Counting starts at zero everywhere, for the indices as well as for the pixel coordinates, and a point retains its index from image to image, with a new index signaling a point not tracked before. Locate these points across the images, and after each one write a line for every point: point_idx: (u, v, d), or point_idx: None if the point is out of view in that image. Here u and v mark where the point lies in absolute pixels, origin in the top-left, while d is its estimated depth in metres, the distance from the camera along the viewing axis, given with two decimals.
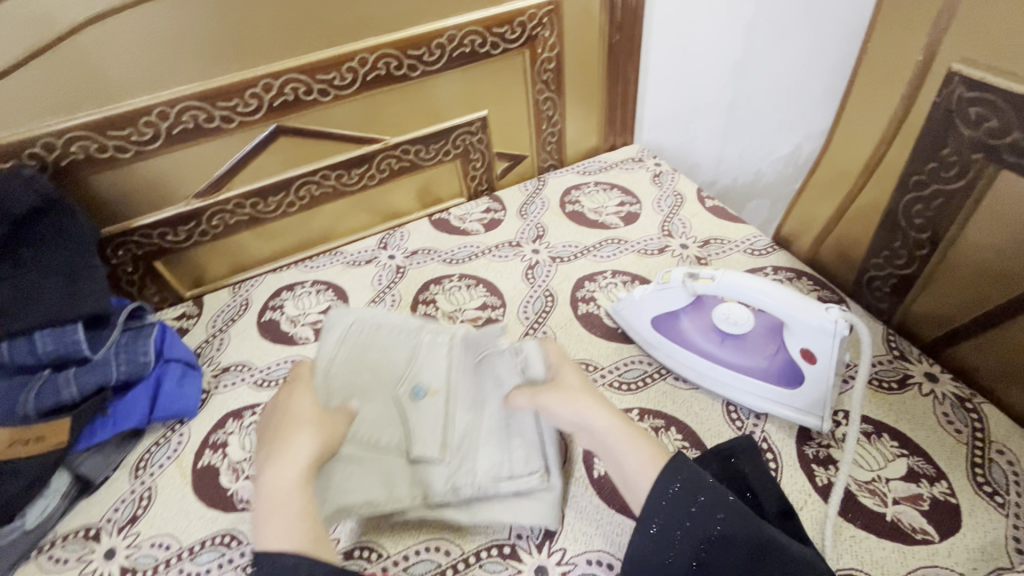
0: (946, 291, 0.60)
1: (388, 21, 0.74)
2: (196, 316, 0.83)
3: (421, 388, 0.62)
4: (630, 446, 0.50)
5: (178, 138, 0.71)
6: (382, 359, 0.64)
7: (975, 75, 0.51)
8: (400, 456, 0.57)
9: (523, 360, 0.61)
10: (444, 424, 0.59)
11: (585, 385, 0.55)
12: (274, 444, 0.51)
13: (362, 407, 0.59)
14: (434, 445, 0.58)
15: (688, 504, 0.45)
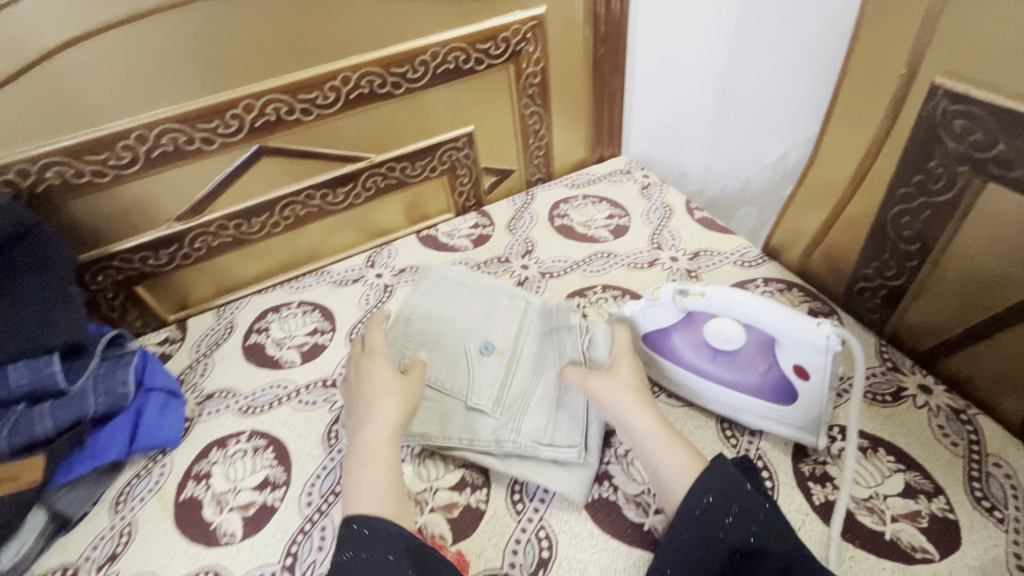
0: (935, 304, 0.59)
1: (370, 39, 0.73)
2: (180, 340, 0.81)
3: (490, 345, 0.66)
4: (664, 453, 0.51)
5: (158, 162, 0.70)
6: (463, 314, 0.70)
7: (959, 88, 0.49)
8: (458, 401, 0.62)
9: (590, 339, 0.64)
10: (502, 380, 0.63)
11: (636, 381, 0.56)
12: (370, 397, 0.57)
13: (433, 354, 0.66)
14: (489, 398, 0.61)
15: (721, 516, 0.46)
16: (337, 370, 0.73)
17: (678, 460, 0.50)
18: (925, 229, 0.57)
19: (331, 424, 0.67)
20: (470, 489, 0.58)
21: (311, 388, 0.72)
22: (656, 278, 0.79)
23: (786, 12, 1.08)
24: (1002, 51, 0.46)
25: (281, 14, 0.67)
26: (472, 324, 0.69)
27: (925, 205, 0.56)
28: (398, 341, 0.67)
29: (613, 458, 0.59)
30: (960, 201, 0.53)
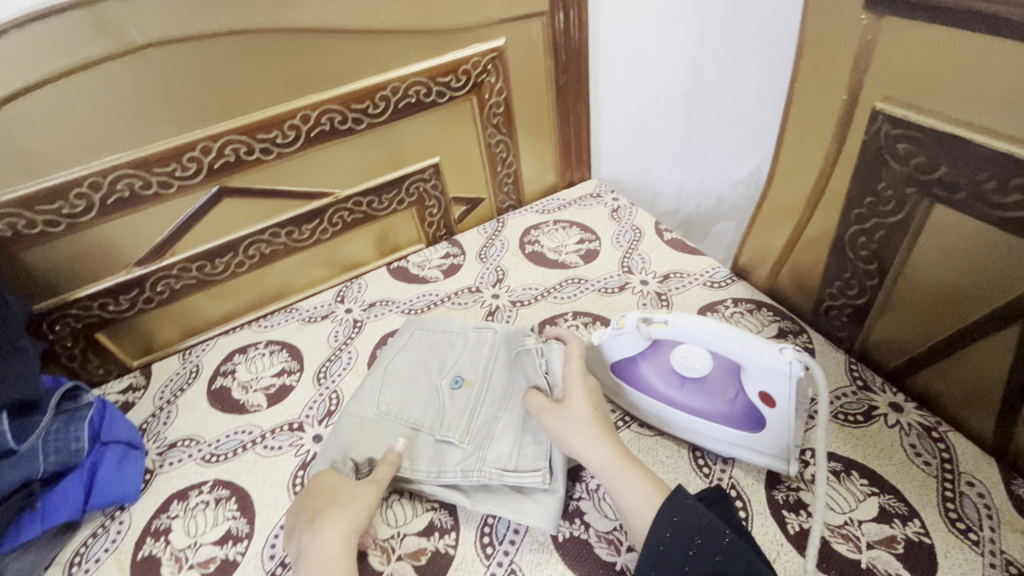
0: (898, 322, 0.59)
1: (327, 77, 0.73)
2: (144, 387, 0.79)
3: (459, 378, 0.65)
4: (624, 484, 0.50)
5: (114, 208, 0.69)
6: (436, 351, 0.70)
7: (898, 113, 0.50)
8: (425, 432, 0.61)
9: (546, 363, 0.62)
10: (471, 411, 0.62)
11: (591, 411, 0.55)
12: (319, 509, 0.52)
13: (405, 391, 0.66)
14: (457, 428, 0.60)
15: (684, 548, 0.45)
16: (304, 412, 0.71)
17: (640, 492, 0.50)
18: (881, 249, 0.57)
19: (297, 470, 0.65)
20: (439, 534, 0.56)
21: (276, 432, 0.70)
22: (626, 302, 0.79)
23: (746, 34, 1.10)
24: (938, 74, 0.46)
25: (235, 57, 0.67)
26: (444, 361, 0.68)
27: (879, 226, 0.56)
28: (366, 406, 0.65)
29: (585, 493, 0.58)
30: (912, 221, 0.53)
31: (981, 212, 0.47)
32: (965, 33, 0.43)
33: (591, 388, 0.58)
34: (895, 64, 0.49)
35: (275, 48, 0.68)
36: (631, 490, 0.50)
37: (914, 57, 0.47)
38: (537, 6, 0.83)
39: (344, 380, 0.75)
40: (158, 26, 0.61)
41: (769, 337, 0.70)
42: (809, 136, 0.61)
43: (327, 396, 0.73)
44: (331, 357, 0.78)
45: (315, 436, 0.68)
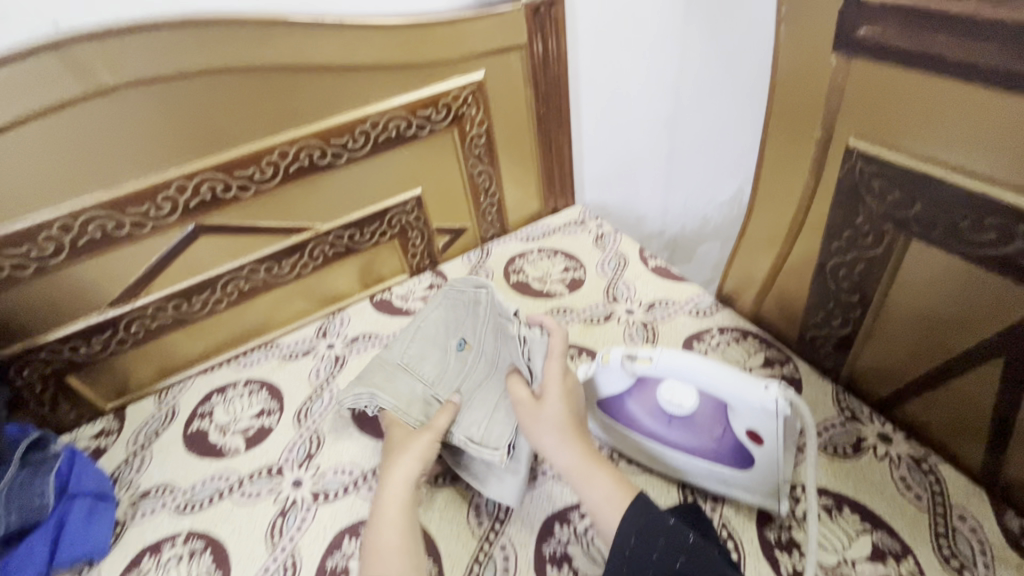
0: (882, 350, 0.59)
1: (304, 113, 0.73)
2: (117, 431, 0.76)
3: (462, 342, 0.69)
4: (588, 486, 0.53)
5: (85, 250, 0.67)
6: (449, 311, 0.72)
7: (872, 150, 0.50)
8: (422, 389, 0.66)
9: (526, 353, 0.61)
10: (466, 377, 0.66)
11: (565, 414, 0.56)
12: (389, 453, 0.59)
13: (416, 347, 0.70)
14: (448, 389, 0.66)
15: (648, 552, 0.47)
16: (283, 456, 0.69)
17: (607, 493, 0.52)
18: (862, 282, 0.57)
19: (275, 518, 0.62)
20: None
21: (254, 478, 0.67)
22: (612, 333, 0.78)
23: (723, 60, 1.12)
24: (910, 113, 0.46)
25: (210, 96, 0.66)
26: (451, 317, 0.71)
27: (859, 259, 0.56)
28: (393, 355, 0.70)
29: (572, 537, 0.56)
30: (890, 254, 0.53)
31: (957, 248, 0.47)
32: (933, 75, 0.44)
33: (567, 388, 0.58)
34: (866, 101, 0.49)
35: (251, 86, 0.68)
36: (594, 492, 0.52)
37: (885, 96, 0.48)
38: (515, 39, 0.83)
39: (325, 420, 0.73)
40: (130, 68, 0.61)
41: (756, 367, 0.69)
42: (787, 169, 0.61)
43: (307, 438, 0.71)
44: (312, 396, 0.76)
45: (294, 481, 0.66)
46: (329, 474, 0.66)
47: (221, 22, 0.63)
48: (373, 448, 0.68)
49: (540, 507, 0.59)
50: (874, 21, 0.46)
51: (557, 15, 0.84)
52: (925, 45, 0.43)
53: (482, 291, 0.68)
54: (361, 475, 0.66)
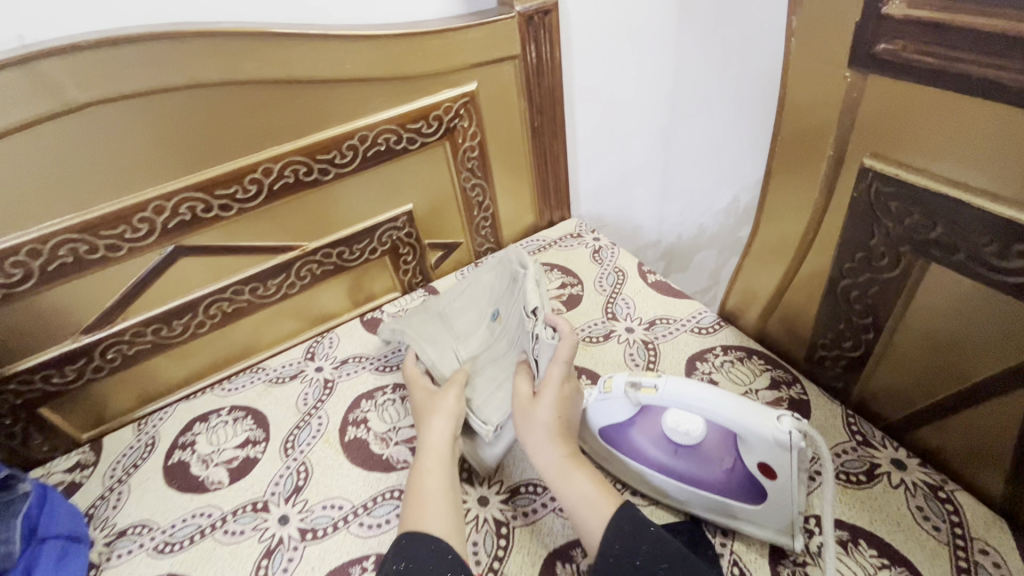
0: (895, 372, 0.57)
1: (288, 129, 0.70)
2: (92, 464, 0.72)
3: (496, 315, 0.73)
4: (566, 488, 0.53)
5: (57, 275, 0.63)
6: (490, 284, 0.76)
7: (889, 170, 0.48)
8: (449, 342, 0.73)
9: (534, 349, 0.61)
10: (490, 347, 0.71)
11: (554, 418, 0.56)
12: (421, 415, 0.64)
13: (455, 305, 0.76)
14: (471, 352, 0.72)
15: (630, 558, 0.46)
16: (269, 490, 0.66)
17: (584, 496, 0.52)
18: (876, 304, 0.55)
19: (260, 559, 0.59)
20: None
21: (238, 514, 0.63)
22: (612, 353, 0.75)
23: (719, 68, 1.10)
24: (930, 131, 0.44)
25: (188, 111, 0.63)
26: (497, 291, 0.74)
27: (872, 280, 0.54)
28: (434, 304, 0.77)
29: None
30: (907, 277, 0.50)
31: (979, 272, 0.45)
32: (956, 92, 0.41)
33: (561, 397, 0.57)
34: (881, 117, 0.47)
35: (232, 102, 0.65)
36: (571, 494, 0.52)
37: (902, 112, 0.45)
38: (509, 49, 0.80)
39: (314, 450, 0.69)
40: (102, 84, 0.58)
41: (762, 389, 0.67)
42: (793, 185, 0.59)
43: (295, 469, 0.67)
44: (299, 424, 0.73)
45: (281, 518, 0.62)
46: (317, 509, 0.63)
47: (200, 35, 0.60)
48: (364, 479, 0.65)
49: (540, 543, 0.56)
50: (893, 35, 0.44)
51: (552, 23, 0.81)
52: (949, 61, 0.41)
53: (522, 271, 0.68)
54: (351, 511, 0.62)
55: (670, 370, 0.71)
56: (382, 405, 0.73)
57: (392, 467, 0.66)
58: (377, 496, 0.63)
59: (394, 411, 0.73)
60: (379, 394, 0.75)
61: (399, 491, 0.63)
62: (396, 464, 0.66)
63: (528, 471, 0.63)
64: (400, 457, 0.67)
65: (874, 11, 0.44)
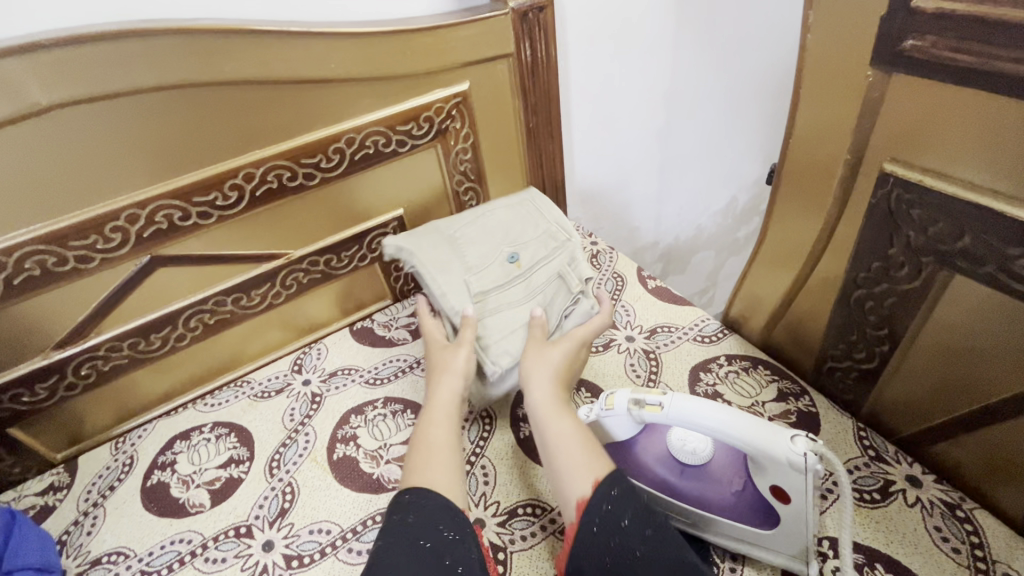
0: (912, 384, 0.54)
1: (271, 132, 0.66)
2: (65, 487, 0.68)
3: (516, 257, 0.71)
4: (552, 428, 0.55)
5: (24, 288, 0.59)
6: (512, 230, 0.74)
7: (912, 177, 0.45)
8: (457, 271, 0.68)
9: (568, 308, 0.67)
10: (504, 285, 0.68)
11: (562, 364, 0.61)
12: (433, 369, 0.63)
13: (468, 239, 0.72)
14: (480, 287, 0.67)
15: (616, 520, 0.46)
16: (253, 513, 0.62)
17: (567, 438, 0.53)
18: (894, 315, 0.53)
19: None
20: None
21: (219, 540, 0.60)
22: (612, 363, 0.72)
23: (717, 66, 1.07)
24: (958, 134, 0.41)
25: (163, 115, 0.60)
26: (519, 238, 0.73)
27: (889, 291, 0.52)
28: (446, 232, 0.73)
29: None
30: (928, 289, 0.49)
31: (1006, 284, 0.43)
32: (989, 93, 0.39)
33: (568, 353, 0.62)
34: (904, 119, 0.44)
35: (212, 104, 0.62)
36: (555, 436, 0.54)
37: (928, 114, 0.43)
38: (503, 47, 0.77)
39: (300, 469, 0.66)
40: (69, 85, 0.54)
41: (769, 401, 0.64)
42: (803, 189, 0.56)
43: (280, 490, 0.64)
44: (286, 441, 0.69)
45: (265, 543, 0.59)
46: (303, 534, 0.59)
47: (174, 33, 0.56)
48: (353, 501, 0.62)
49: (540, 569, 0.53)
50: (922, 31, 0.41)
51: (547, 20, 0.78)
52: (984, 59, 0.38)
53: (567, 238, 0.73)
54: (339, 535, 0.59)
55: (672, 382, 0.68)
56: (373, 421, 0.70)
57: (382, 487, 0.63)
58: (367, 520, 0.60)
59: (385, 427, 0.69)
60: (369, 409, 0.72)
61: None
62: (387, 484, 0.63)
63: (527, 491, 0.60)
64: (391, 476, 0.64)
65: (901, 5, 0.41)
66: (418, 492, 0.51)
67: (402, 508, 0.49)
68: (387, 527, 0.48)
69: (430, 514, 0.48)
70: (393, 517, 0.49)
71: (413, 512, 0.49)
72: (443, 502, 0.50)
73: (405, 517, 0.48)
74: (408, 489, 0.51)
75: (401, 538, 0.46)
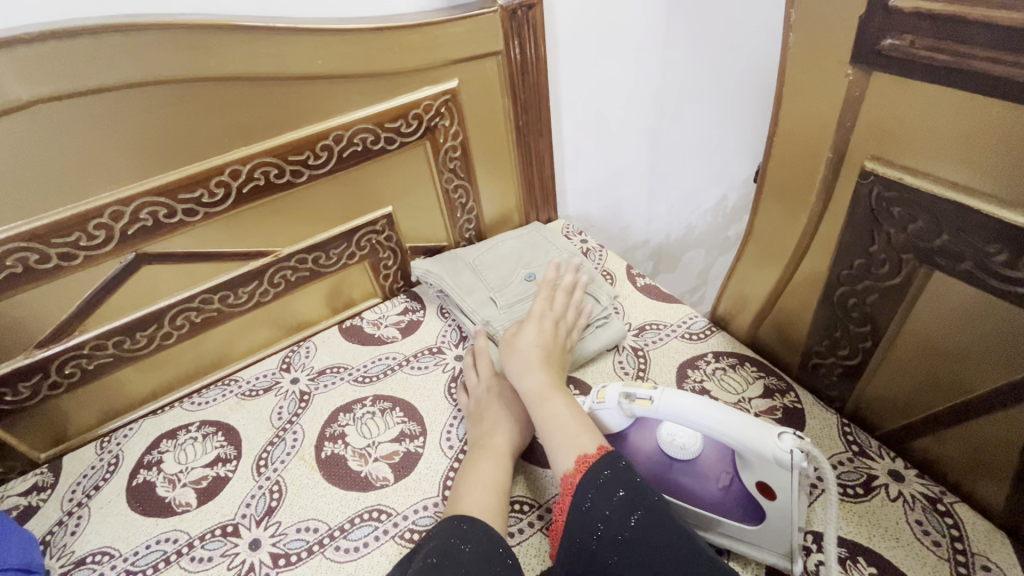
0: (894, 380, 0.55)
1: (259, 129, 0.66)
2: (50, 487, 0.67)
3: (533, 276, 0.81)
4: (541, 410, 0.58)
5: (5, 285, 0.59)
6: (524, 254, 0.86)
7: (892, 175, 0.46)
8: (484, 289, 0.80)
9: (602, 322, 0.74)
10: (526, 296, 0.78)
11: (536, 349, 0.65)
12: (478, 420, 0.64)
13: (489, 262, 0.84)
14: (506, 300, 0.78)
15: (603, 507, 0.47)
16: (240, 512, 0.62)
17: (558, 417, 0.56)
18: (876, 311, 0.53)
19: None
20: None
21: (206, 540, 0.60)
22: (601, 361, 0.72)
23: (707, 64, 1.08)
24: (937, 132, 0.42)
25: (146, 111, 0.59)
26: (533, 262, 0.84)
27: (872, 288, 0.52)
28: (468, 253, 0.86)
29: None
30: (908, 286, 0.49)
31: (982, 281, 0.44)
32: (965, 92, 0.39)
33: (543, 334, 0.67)
34: (885, 119, 0.45)
35: (197, 100, 0.61)
36: (545, 416, 0.57)
37: (908, 112, 0.43)
38: (492, 45, 0.77)
39: (288, 468, 0.65)
40: (50, 80, 0.53)
41: (755, 398, 0.64)
42: (790, 189, 0.56)
43: (267, 489, 0.64)
44: (273, 440, 0.69)
45: (252, 542, 0.59)
46: (291, 533, 0.59)
47: (157, 28, 0.56)
48: (341, 499, 0.62)
49: (527, 566, 0.53)
50: (901, 30, 0.41)
51: (535, 18, 0.78)
52: (959, 58, 0.39)
53: (572, 256, 0.84)
54: (327, 533, 0.59)
55: (660, 378, 0.68)
56: (361, 419, 0.70)
57: (370, 485, 0.62)
58: (355, 518, 0.60)
59: (374, 425, 0.69)
60: (358, 407, 0.71)
61: (378, 511, 0.60)
62: (375, 483, 0.63)
63: (514, 488, 0.60)
64: (379, 474, 0.63)
65: (881, 5, 0.42)
66: (482, 526, 0.50)
67: (460, 533, 0.49)
68: (441, 547, 0.47)
69: (482, 549, 0.48)
70: (449, 540, 0.48)
71: (471, 542, 0.48)
72: (499, 540, 0.49)
73: (462, 544, 0.48)
74: (465, 518, 0.51)
75: (451, 564, 0.46)
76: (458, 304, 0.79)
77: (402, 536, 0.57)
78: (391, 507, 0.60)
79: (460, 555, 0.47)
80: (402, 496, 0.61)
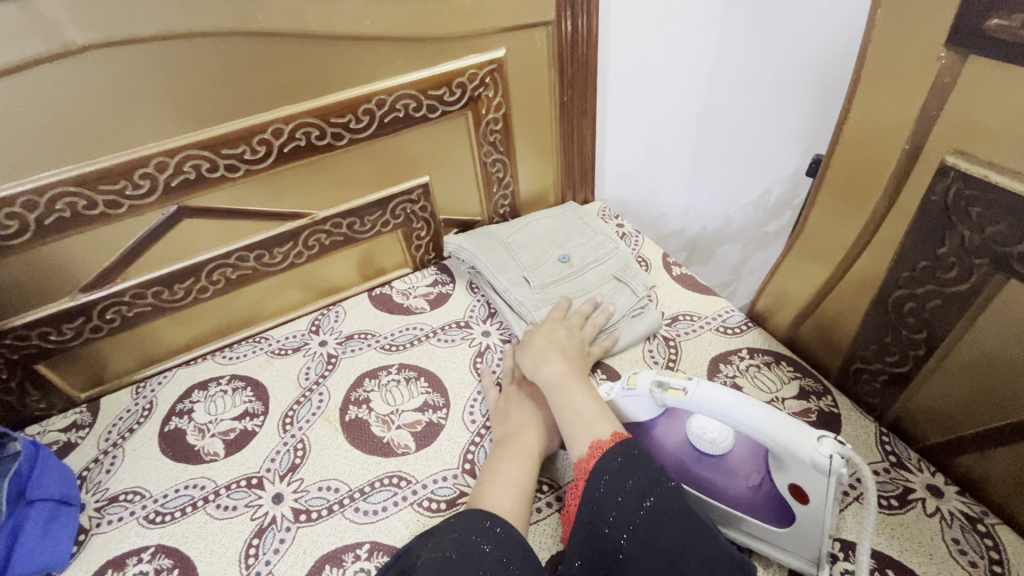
0: (943, 393, 0.52)
1: (303, 88, 0.65)
2: (88, 426, 0.70)
3: (567, 258, 0.80)
4: (561, 392, 0.58)
5: (55, 229, 0.60)
6: (560, 235, 0.84)
7: (976, 171, 0.43)
8: (517, 268, 0.79)
9: (638, 311, 0.73)
10: (559, 278, 0.77)
11: (552, 340, 0.66)
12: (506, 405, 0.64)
13: (524, 240, 0.83)
14: (538, 281, 0.77)
15: (614, 494, 0.46)
16: (265, 466, 0.63)
17: (575, 404, 0.56)
18: (933, 319, 0.50)
19: (251, 538, 0.57)
20: None
21: (231, 489, 0.61)
22: (631, 348, 0.71)
23: (764, 50, 1.02)
24: None
25: (194, 61, 0.59)
26: (568, 243, 0.83)
27: (934, 293, 0.49)
28: (503, 229, 0.85)
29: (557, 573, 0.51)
30: (978, 293, 0.46)
31: None
32: None
33: (559, 329, 0.68)
34: (974, 110, 0.42)
35: (245, 53, 0.61)
36: (565, 398, 0.57)
37: (1004, 102, 0.40)
38: (543, 14, 0.75)
39: (312, 428, 0.67)
40: (104, 24, 0.53)
41: (790, 398, 0.62)
42: (852, 183, 0.53)
43: (291, 447, 0.65)
44: (299, 400, 0.70)
45: (274, 496, 0.60)
46: (312, 490, 0.60)
47: None
48: (363, 463, 0.62)
49: (543, 545, 0.54)
50: (1010, 9, 0.37)
51: None
52: None
53: (608, 239, 0.83)
54: (347, 494, 0.59)
55: (690, 370, 0.67)
56: (386, 386, 0.70)
57: (392, 452, 0.63)
58: (375, 482, 0.60)
59: (398, 393, 0.69)
60: (383, 373, 0.72)
61: (398, 478, 0.60)
62: (396, 450, 0.63)
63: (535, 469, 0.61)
64: (401, 442, 0.64)
65: None
66: (507, 526, 0.49)
67: (484, 531, 0.48)
68: (461, 542, 0.47)
69: (505, 551, 0.47)
70: (471, 537, 0.48)
71: (491, 542, 0.48)
72: (520, 541, 0.48)
73: (484, 543, 0.47)
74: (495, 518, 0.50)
75: (466, 562, 0.46)
76: (490, 281, 0.77)
77: (420, 504, 0.58)
78: (410, 475, 0.61)
79: (480, 554, 0.46)
80: (423, 465, 0.62)
